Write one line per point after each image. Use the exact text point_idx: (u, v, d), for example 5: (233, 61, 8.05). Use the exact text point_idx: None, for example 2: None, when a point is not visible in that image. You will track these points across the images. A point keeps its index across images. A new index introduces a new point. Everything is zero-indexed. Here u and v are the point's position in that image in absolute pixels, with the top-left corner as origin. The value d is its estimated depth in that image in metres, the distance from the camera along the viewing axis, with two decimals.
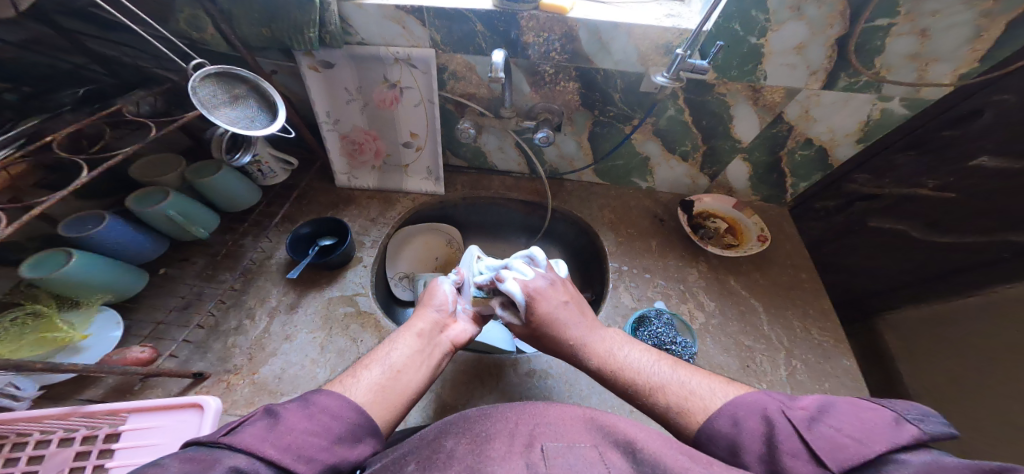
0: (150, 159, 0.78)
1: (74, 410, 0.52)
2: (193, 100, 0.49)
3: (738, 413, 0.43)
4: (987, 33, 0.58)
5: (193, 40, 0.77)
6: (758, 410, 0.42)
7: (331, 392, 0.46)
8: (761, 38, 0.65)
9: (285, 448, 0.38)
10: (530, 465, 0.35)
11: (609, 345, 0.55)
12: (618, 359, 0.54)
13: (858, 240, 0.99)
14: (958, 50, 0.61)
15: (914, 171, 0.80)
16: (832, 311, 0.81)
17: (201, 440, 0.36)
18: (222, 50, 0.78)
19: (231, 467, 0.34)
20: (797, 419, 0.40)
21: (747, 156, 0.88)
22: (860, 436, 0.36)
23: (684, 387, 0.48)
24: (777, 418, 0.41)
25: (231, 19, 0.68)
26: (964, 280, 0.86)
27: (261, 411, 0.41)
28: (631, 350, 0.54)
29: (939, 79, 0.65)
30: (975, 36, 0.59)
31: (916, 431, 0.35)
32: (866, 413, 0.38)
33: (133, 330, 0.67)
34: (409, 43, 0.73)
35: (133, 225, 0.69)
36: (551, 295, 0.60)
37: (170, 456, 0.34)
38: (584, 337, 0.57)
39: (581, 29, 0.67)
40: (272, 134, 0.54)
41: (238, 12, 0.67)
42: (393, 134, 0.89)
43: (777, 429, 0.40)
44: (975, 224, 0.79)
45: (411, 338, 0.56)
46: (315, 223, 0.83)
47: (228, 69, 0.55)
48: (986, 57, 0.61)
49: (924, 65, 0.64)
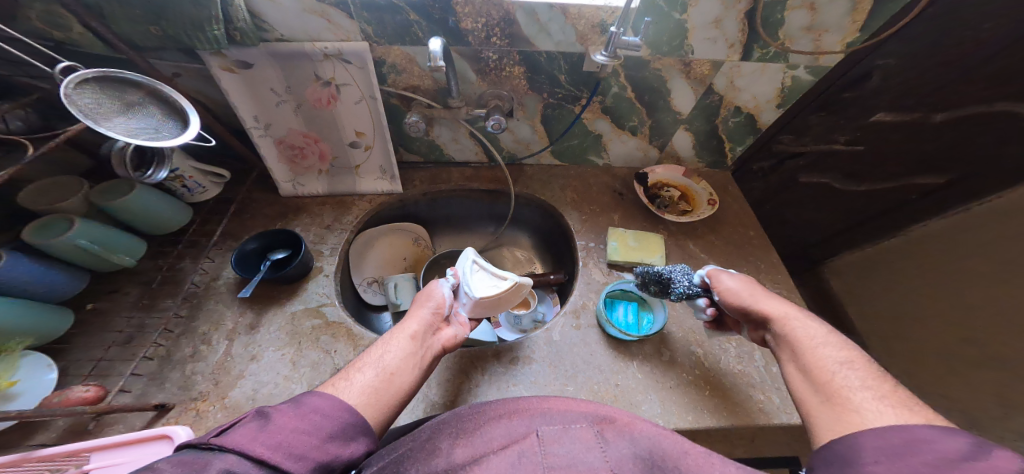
0: (44, 183, 0.69)
1: (27, 457, 0.46)
2: (69, 109, 0.43)
3: (890, 427, 0.38)
4: (861, 5, 0.66)
5: (60, 42, 0.67)
6: (912, 429, 0.37)
7: (323, 393, 0.46)
8: (684, 14, 0.67)
9: (274, 446, 0.37)
10: (528, 452, 0.39)
11: (823, 334, 0.53)
12: (827, 349, 0.50)
13: (794, 195, 1.08)
14: (843, 21, 0.68)
15: (827, 128, 0.88)
16: (780, 262, 0.89)
17: (195, 441, 0.35)
18: (104, 53, 0.69)
19: (224, 466, 0.33)
20: (963, 444, 0.34)
21: (689, 127, 0.92)
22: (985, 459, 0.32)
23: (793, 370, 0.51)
24: (943, 441, 0.35)
25: (106, 17, 0.60)
26: (888, 221, 0.96)
27: (252, 412, 0.40)
28: (834, 347, 0.50)
29: (832, 47, 0.73)
30: (851, 9, 0.66)
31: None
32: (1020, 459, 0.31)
33: (71, 370, 0.62)
34: (337, 36, 0.69)
35: (36, 260, 0.62)
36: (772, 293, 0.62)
37: (161, 459, 0.32)
38: (801, 320, 0.56)
39: (517, 12, 0.66)
40: (184, 143, 0.50)
41: (112, 8, 0.59)
42: (337, 135, 0.85)
43: (908, 450, 0.35)
44: (886, 172, 0.88)
45: (405, 340, 0.55)
46: (262, 237, 0.78)
47: (112, 73, 0.49)
48: (866, 25, 0.69)
49: (818, 35, 0.70)
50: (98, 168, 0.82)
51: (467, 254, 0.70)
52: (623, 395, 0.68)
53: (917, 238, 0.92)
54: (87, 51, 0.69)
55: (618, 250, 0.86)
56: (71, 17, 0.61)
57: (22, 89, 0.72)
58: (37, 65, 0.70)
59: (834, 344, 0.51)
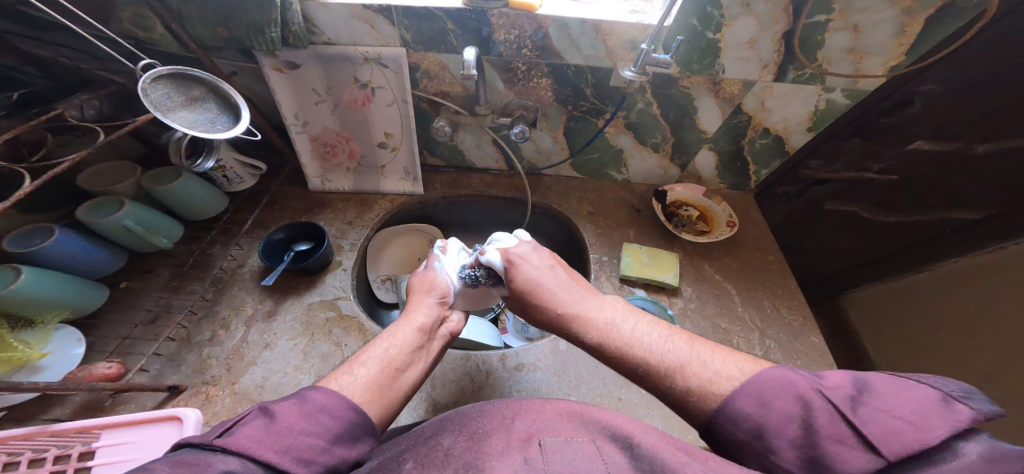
0: (102, 166, 0.75)
1: (39, 431, 0.49)
2: (142, 102, 0.47)
3: (799, 381, 0.37)
4: (908, 29, 0.64)
5: (139, 41, 0.73)
6: (839, 382, 0.37)
7: (327, 389, 0.45)
8: (717, 34, 0.68)
9: (281, 450, 0.37)
10: (531, 460, 0.34)
11: (608, 318, 0.50)
12: (619, 335, 0.48)
13: (818, 222, 1.05)
14: (886, 44, 0.67)
15: (860, 155, 0.86)
16: (799, 289, 0.86)
17: (197, 441, 0.35)
18: (174, 51, 0.74)
19: (224, 469, 0.32)
20: (868, 384, 0.36)
21: (713, 146, 0.92)
22: (915, 419, 0.31)
23: (707, 368, 0.42)
24: (891, 395, 0.34)
25: (182, 18, 0.66)
26: (921, 253, 0.93)
27: (255, 409, 0.40)
28: (632, 325, 0.49)
29: (872, 71, 0.71)
30: (898, 32, 0.65)
31: (971, 410, 0.31)
32: (909, 389, 0.34)
33: (97, 346, 0.65)
34: (378, 42, 0.72)
35: (86, 238, 0.66)
36: (537, 260, 0.61)
37: (160, 463, 0.32)
38: (580, 309, 0.52)
39: (550, 26, 0.68)
40: (234, 137, 0.53)
41: (188, 10, 0.65)
42: (367, 136, 0.88)
43: (814, 413, 0.35)
44: (920, 203, 0.86)
45: (412, 332, 0.56)
46: (289, 229, 0.81)
47: (182, 70, 0.53)
48: (911, 50, 0.67)
49: (859, 58, 0.69)
50: (147, 155, 0.87)
51: (488, 243, 0.68)
52: (628, 412, 0.66)
53: (946, 274, 0.90)
54: (161, 50, 0.75)
55: (631, 265, 0.85)
56: (151, 18, 0.66)
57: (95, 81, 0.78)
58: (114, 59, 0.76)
59: (623, 326, 0.49)
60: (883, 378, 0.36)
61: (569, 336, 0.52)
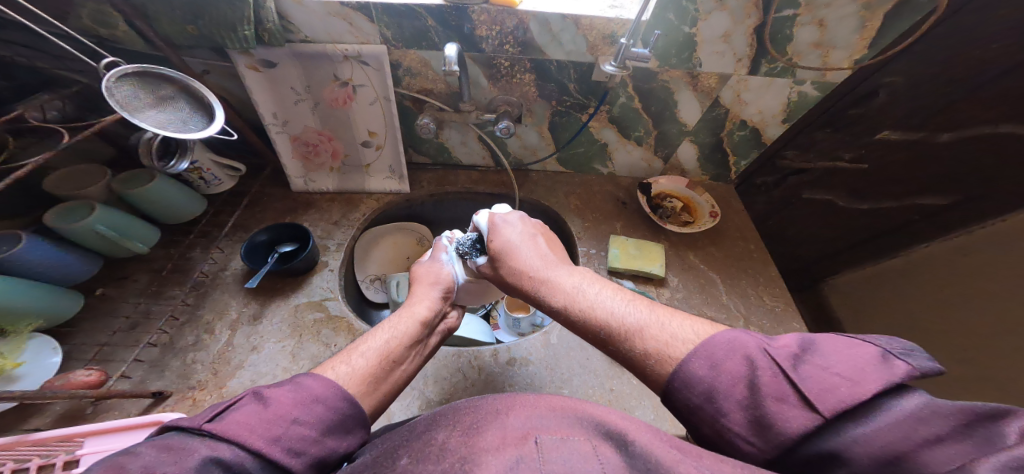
0: (71, 169, 0.72)
1: (20, 440, 0.48)
2: (108, 101, 0.45)
3: (751, 342, 0.37)
4: (869, 24, 0.66)
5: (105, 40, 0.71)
6: (795, 342, 0.36)
7: (322, 377, 0.44)
8: (694, 28, 0.69)
9: (272, 440, 0.36)
10: (526, 458, 0.33)
11: (571, 284, 0.52)
12: (583, 299, 0.49)
13: (797, 211, 1.08)
14: (851, 37, 0.69)
15: (832, 145, 0.89)
16: (779, 276, 0.89)
17: (188, 425, 0.34)
18: (143, 49, 0.72)
19: (211, 457, 0.32)
20: (827, 342, 0.35)
21: (694, 139, 0.94)
22: (854, 376, 0.31)
23: (666, 331, 0.42)
24: (841, 353, 0.33)
25: (149, 16, 0.64)
26: (893, 239, 0.97)
27: (250, 393, 0.39)
28: (599, 291, 0.50)
29: (838, 64, 0.73)
30: (861, 26, 0.67)
31: (909, 367, 0.30)
32: (855, 347, 0.33)
33: (75, 354, 0.63)
34: (357, 39, 0.71)
35: (54, 243, 0.64)
36: (520, 228, 0.64)
37: (143, 443, 0.32)
38: (548, 276, 0.54)
39: (531, 21, 0.68)
40: (206, 137, 0.51)
41: (156, 8, 0.63)
42: (350, 134, 0.87)
43: (759, 371, 0.35)
44: (890, 190, 0.89)
45: (412, 323, 0.56)
46: (272, 230, 0.80)
47: (150, 68, 0.51)
48: (873, 44, 0.69)
49: (826, 52, 0.72)
50: (120, 158, 0.84)
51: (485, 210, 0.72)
52: (618, 401, 0.68)
53: (920, 257, 0.94)
54: (130, 49, 0.72)
55: (619, 257, 0.87)
56: (118, 16, 0.64)
57: (60, 82, 0.75)
58: (81, 60, 0.74)
59: (591, 291, 0.50)
60: (835, 338, 0.35)
61: (537, 301, 0.54)
